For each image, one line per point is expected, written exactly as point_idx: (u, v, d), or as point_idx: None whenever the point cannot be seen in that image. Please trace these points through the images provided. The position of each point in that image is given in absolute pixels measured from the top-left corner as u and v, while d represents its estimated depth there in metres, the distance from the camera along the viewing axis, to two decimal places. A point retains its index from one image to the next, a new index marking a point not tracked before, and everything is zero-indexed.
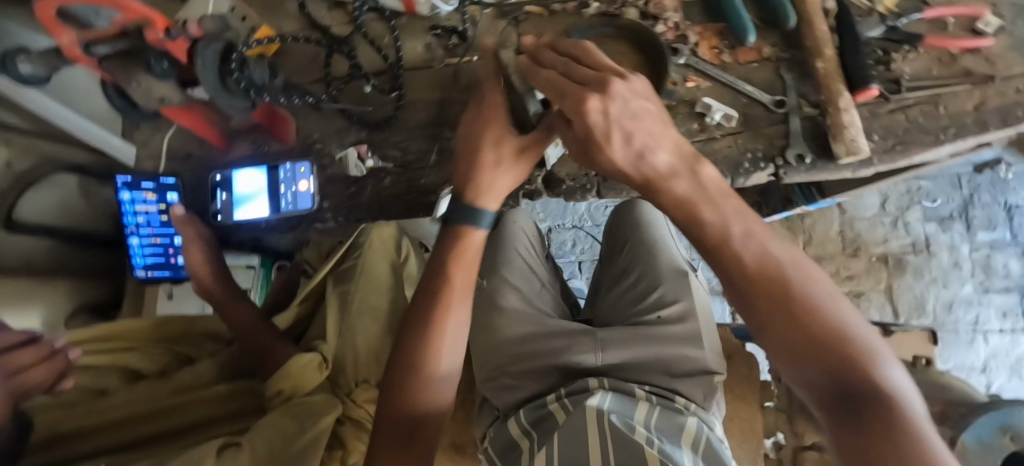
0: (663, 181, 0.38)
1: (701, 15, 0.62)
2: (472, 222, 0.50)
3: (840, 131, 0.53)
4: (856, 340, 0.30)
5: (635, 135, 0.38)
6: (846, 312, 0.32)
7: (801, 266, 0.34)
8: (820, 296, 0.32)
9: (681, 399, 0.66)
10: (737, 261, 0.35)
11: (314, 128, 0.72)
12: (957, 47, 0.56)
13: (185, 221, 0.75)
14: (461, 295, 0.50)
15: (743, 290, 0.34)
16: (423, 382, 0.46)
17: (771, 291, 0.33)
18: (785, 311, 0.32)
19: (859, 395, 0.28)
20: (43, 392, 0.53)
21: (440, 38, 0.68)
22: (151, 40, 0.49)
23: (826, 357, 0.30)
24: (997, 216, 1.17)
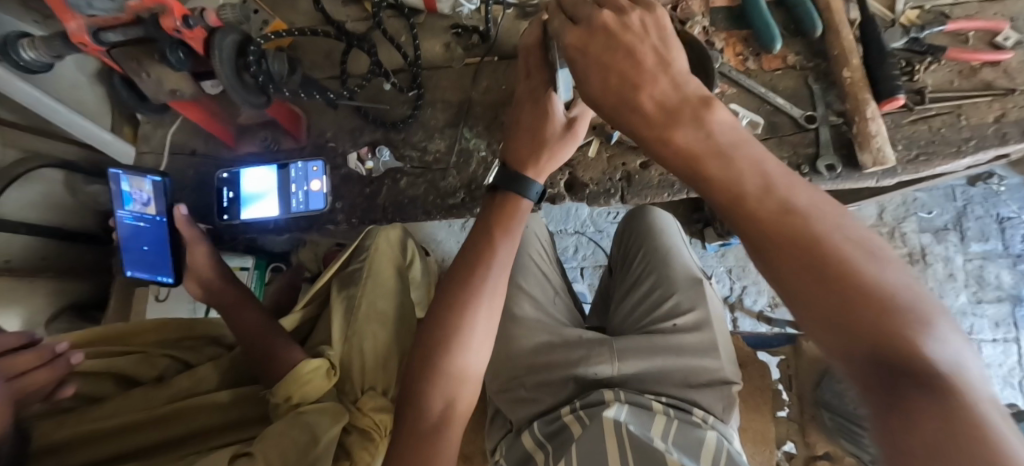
0: (664, 125, 0.29)
1: (725, 22, 0.62)
2: (519, 192, 0.52)
3: (867, 140, 0.53)
4: (896, 299, 0.23)
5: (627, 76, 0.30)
6: (883, 265, 0.24)
7: (826, 206, 0.26)
8: (843, 243, 0.24)
9: (699, 412, 0.65)
10: (748, 212, 0.26)
11: (328, 125, 0.69)
12: (978, 60, 0.56)
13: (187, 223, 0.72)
14: (492, 296, 0.51)
15: (764, 251, 0.25)
16: (451, 379, 0.48)
17: (791, 243, 0.25)
18: (809, 262, 0.24)
19: (904, 369, 0.21)
20: (42, 399, 0.52)
21: (460, 37, 0.67)
22: (168, 28, 0.46)
23: (862, 323, 0.22)
24: (990, 227, 1.21)
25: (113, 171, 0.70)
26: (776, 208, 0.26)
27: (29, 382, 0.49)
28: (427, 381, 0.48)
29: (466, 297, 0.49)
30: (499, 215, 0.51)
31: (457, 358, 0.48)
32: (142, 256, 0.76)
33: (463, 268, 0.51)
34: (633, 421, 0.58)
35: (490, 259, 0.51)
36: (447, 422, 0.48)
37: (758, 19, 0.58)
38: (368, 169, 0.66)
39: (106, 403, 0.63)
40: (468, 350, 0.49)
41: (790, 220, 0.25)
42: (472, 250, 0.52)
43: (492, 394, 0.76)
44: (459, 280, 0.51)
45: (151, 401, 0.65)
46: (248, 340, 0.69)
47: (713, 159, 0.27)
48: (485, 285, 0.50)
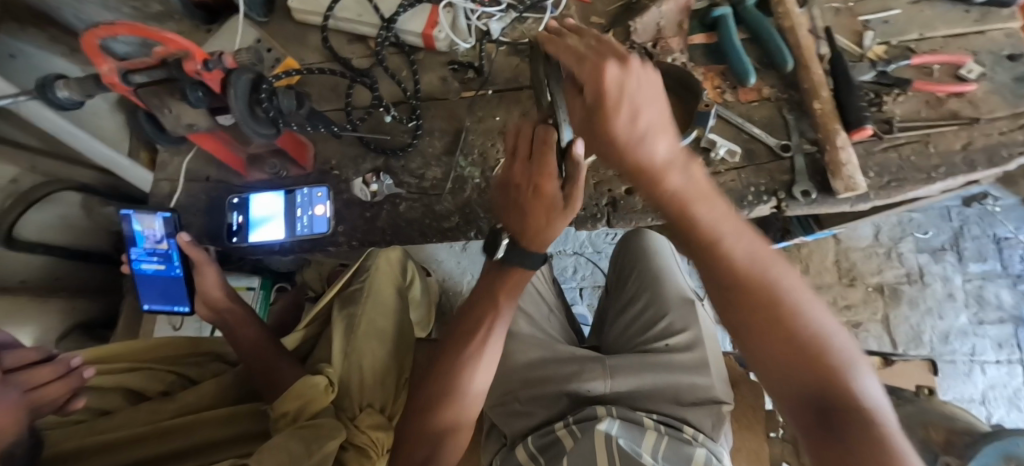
0: (662, 172, 0.33)
1: (703, 57, 0.66)
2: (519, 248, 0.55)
3: (838, 168, 0.56)
4: (833, 344, 0.32)
5: (642, 111, 0.32)
6: (824, 317, 0.33)
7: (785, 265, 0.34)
8: (800, 298, 0.33)
9: (688, 429, 0.67)
10: (727, 258, 0.34)
11: (332, 154, 0.74)
12: (944, 91, 0.59)
13: (192, 246, 0.73)
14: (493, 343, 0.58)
15: (741, 305, 0.34)
16: (449, 407, 0.55)
17: (745, 300, 0.33)
18: (758, 313, 0.33)
19: (840, 412, 0.30)
20: (56, 410, 0.57)
21: (456, 72, 0.72)
22: (189, 72, 0.51)
23: (808, 359, 0.31)
24: (987, 247, 1.22)
25: (123, 212, 0.72)
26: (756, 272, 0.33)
27: (43, 394, 0.54)
28: (429, 413, 0.55)
29: (472, 339, 0.57)
30: (502, 284, 0.58)
31: (456, 392, 0.55)
32: (159, 287, 0.78)
33: (472, 313, 0.59)
34: (624, 435, 0.60)
35: (496, 308, 0.58)
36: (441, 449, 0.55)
37: (733, 55, 0.62)
38: (373, 192, 0.69)
39: (115, 416, 0.67)
40: (468, 386, 0.56)
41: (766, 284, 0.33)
42: (480, 298, 0.59)
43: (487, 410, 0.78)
44: (470, 319, 0.59)
45: (155, 415, 0.68)
46: (255, 357, 0.74)
47: (702, 204, 0.34)
48: (489, 335, 0.57)
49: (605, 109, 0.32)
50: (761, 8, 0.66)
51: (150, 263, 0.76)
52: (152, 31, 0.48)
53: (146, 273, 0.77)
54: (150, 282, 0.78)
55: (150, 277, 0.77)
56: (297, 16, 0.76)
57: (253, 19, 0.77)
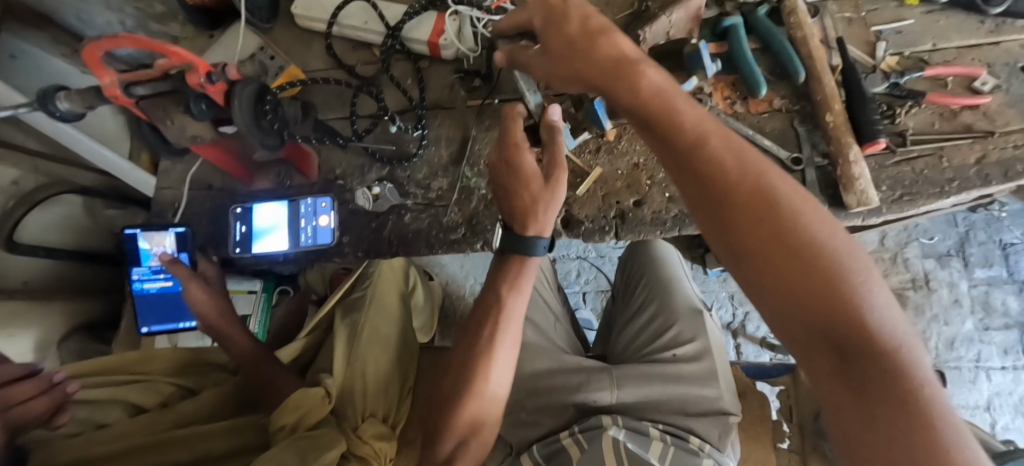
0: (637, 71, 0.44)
1: (714, 67, 0.65)
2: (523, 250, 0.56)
3: (850, 182, 0.55)
4: (861, 288, 0.31)
5: (596, 24, 0.46)
6: (854, 261, 0.32)
7: (804, 202, 0.35)
8: (820, 235, 0.33)
9: (695, 439, 0.67)
10: (728, 181, 0.36)
11: (337, 163, 0.73)
12: (957, 103, 0.59)
13: (173, 263, 0.70)
14: (504, 347, 0.59)
15: (746, 230, 0.35)
16: (465, 420, 0.57)
17: (759, 236, 0.34)
18: (782, 256, 0.33)
19: (854, 351, 0.29)
20: (40, 425, 0.57)
21: (463, 80, 0.71)
22: (192, 84, 0.50)
23: (827, 300, 0.30)
24: (993, 253, 1.22)
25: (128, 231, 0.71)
26: (761, 200, 0.35)
27: (25, 412, 0.54)
28: (445, 428, 0.57)
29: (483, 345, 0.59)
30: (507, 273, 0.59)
31: (471, 406, 0.57)
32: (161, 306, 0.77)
33: (478, 324, 0.60)
34: (631, 440, 0.62)
35: (506, 315, 0.59)
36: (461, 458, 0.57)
37: (744, 66, 0.61)
38: (375, 196, 0.69)
39: (112, 428, 0.66)
40: (479, 399, 0.58)
41: (788, 227, 0.33)
42: (487, 306, 0.60)
43: None
44: (480, 323, 0.60)
45: (152, 427, 0.67)
46: (251, 371, 0.73)
47: (684, 110, 0.41)
48: (498, 345, 0.59)
49: (570, 28, 0.47)
50: (772, 16, 0.65)
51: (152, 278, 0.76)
52: (156, 44, 0.47)
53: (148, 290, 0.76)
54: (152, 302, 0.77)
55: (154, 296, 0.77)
56: (301, 22, 0.75)
57: (255, 24, 0.75)
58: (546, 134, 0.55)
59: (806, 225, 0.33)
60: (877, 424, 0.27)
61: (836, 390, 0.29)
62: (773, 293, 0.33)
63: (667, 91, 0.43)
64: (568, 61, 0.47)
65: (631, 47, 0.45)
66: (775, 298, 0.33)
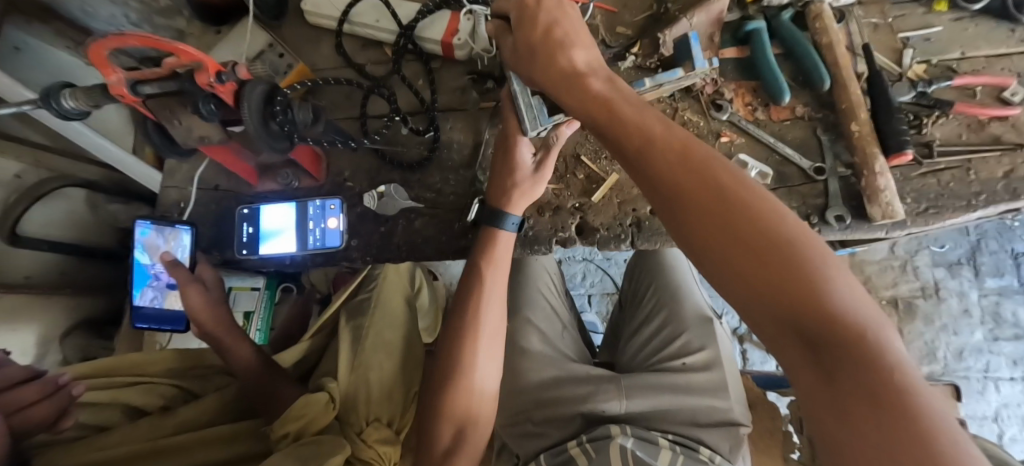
0: (584, 75, 0.43)
1: (735, 72, 0.63)
2: (498, 224, 0.59)
3: (875, 193, 0.54)
4: (823, 272, 0.29)
5: (557, 26, 0.44)
6: (813, 245, 0.30)
7: (753, 190, 0.33)
8: (774, 222, 0.31)
9: (706, 450, 0.66)
10: (672, 178, 0.35)
11: (346, 165, 0.71)
12: (986, 114, 0.57)
13: (174, 265, 0.69)
14: (488, 338, 0.59)
15: (700, 223, 0.33)
16: (459, 410, 0.57)
17: (713, 230, 0.32)
18: (742, 246, 0.31)
19: (827, 341, 0.27)
20: (45, 429, 0.55)
21: (475, 82, 0.69)
22: (201, 83, 0.48)
23: (788, 291, 0.29)
24: (1005, 263, 1.20)
25: (140, 223, 0.69)
26: (709, 191, 0.33)
27: (28, 417, 0.53)
28: (439, 418, 0.57)
29: (465, 337, 0.59)
30: (484, 247, 0.59)
31: (463, 402, 0.57)
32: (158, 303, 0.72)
33: (459, 309, 0.60)
34: (639, 448, 0.62)
35: (483, 293, 0.59)
36: (459, 451, 0.58)
37: (767, 72, 0.60)
38: (379, 194, 0.67)
39: (114, 433, 0.66)
40: (471, 389, 0.58)
41: (746, 216, 0.32)
42: (467, 289, 0.60)
43: (499, 428, 0.77)
44: (461, 315, 0.60)
45: (155, 431, 0.67)
46: (252, 381, 0.73)
47: (627, 109, 0.39)
48: (480, 324, 0.59)
49: (539, 33, 0.45)
50: (796, 21, 0.63)
51: (154, 276, 0.72)
52: (164, 42, 0.45)
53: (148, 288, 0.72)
54: (150, 298, 0.72)
55: (153, 291, 0.72)
56: (310, 19, 0.74)
57: (264, 21, 0.74)
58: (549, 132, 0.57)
59: (761, 214, 0.32)
60: (852, 415, 0.25)
61: (818, 390, 0.27)
62: (736, 289, 0.31)
63: (616, 93, 0.41)
64: (527, 63, 0.46)
65: (581, 51, 0.44)
66: (739, 289, 0.31)
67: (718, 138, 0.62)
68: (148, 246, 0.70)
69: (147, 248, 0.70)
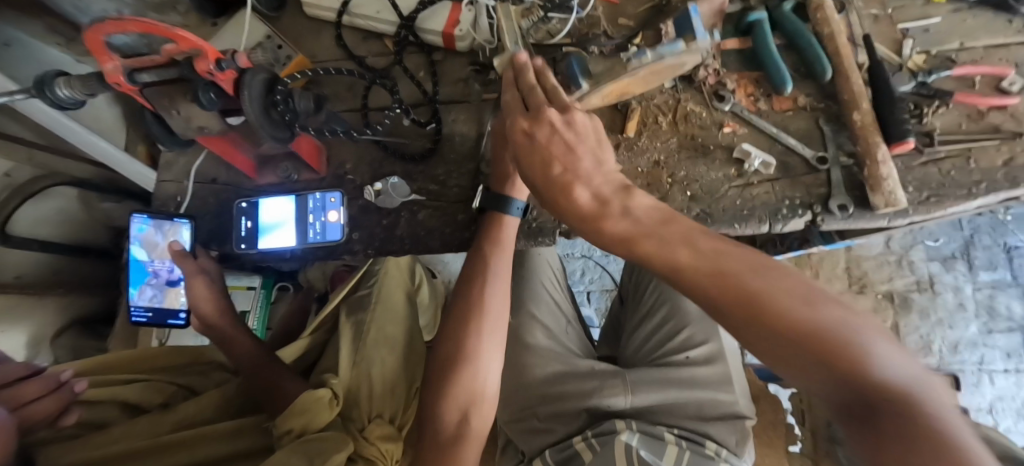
0: (597, 213, 0.40)
1: (737, 63, 0.64)
2: (504, 208, 0.58)
3: (878, 182, 0.54)
4: (852, 342, 0.29)
5: (575, 149, 0.42)
6: (846, 321, 0.30)
7: (781, 277, 0.33)
8: (805, 311, 0.31)
9: (711, 444, 0.66)
10: (701, 286, 0.35)
11: (347, 157, 0.70)
12: (985, 104, 0.58)
13: (182, 255, 0.68)
14: (491, 320, 0.58)
15: (730, 320, 0.33)
16: (463, 392, 0.55)
17: (745, 324, 0.32)
18: (769, 338, 0.31)
19: (868, 401, 0.26)
20: (48, 426, 0.54)
21: (478, 74, 0.68)
22: (201, 71, 0.47)
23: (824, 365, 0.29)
24: (998, 257, 1.22)
25: (137, 215, 0.67)
26: (735, 292, 0.33)
27: (37, 410, 0.51)
28: (443, 397, 0.55)
29: (470, 320, 0.58)
30: (489, 229, 0.59)
31: (466, 386, 0.55)
32: (156, 298, 0.71)
33: (465, 290, 0.59)
34: (644, 447, 0.62)
35: (487, 275, 0.58)
36: (465, 435, 0.54)
37: (769, 63, 0.60)
38: (377, 191, 0.67)
39: (111, 429, 0.65)
40: (476, 375, 0.56)
41: (758, 313, 0.32)
42: (473, 269, 0.59)
43: (503, 424, 0.76)
44: (466, 299, 0.59)
45: (154, 429, 0.66)
46: (252, 377, 0.72)
47: (649, 237, 0.38)
48: (486, 301, 0.58)
49: (546, 162, 0.42)
50: (797, 12, 0.64)
51: (151, 272, 0.71)
52: (163, 27, 0.44)
53: (145, 284, 0.71)
54: (148, 293, 0.71)
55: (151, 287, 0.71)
56: (309, 11, 0.73)
57: (263, 13, 0.74)
58: None
59: (787, 304, 0.32)
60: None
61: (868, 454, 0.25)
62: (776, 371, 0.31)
63: (638, 225, 0.38)
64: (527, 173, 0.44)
65: (585, 188, 0.41)
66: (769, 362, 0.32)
67: (721, 129, 0.62)
68: (145, 239, 0.69)
69: (145, 242, 0.69)
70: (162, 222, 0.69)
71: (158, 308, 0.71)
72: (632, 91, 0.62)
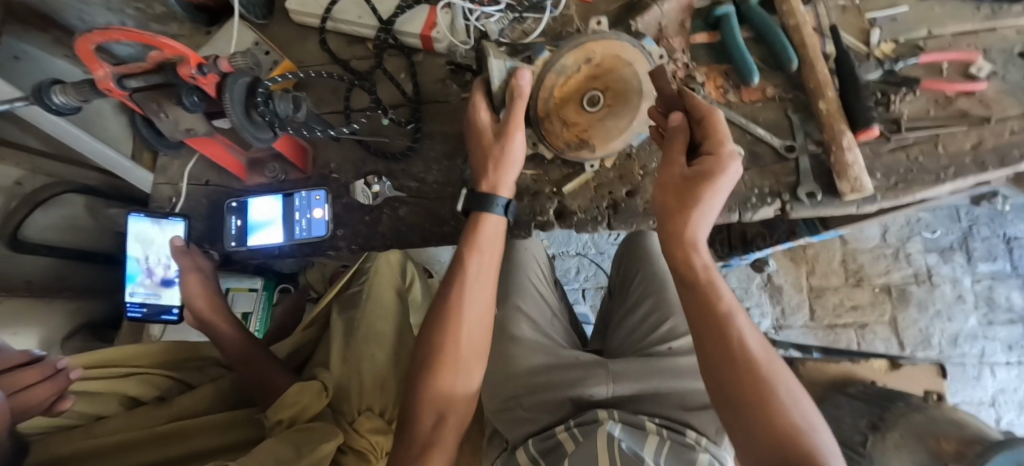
0: (688, 247, 0.49)
1: (707, 57, 0.65)
2: (484, 209, 0.58)
3: (844, 169, 0.55)
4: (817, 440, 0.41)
5: (708, 207, 0.48)
6: (814, 422, 0.43)
7: (783, 370, 0.45)
8: (789, 398, 0.43)
9: (692, 433, 0.63)
10: (738, 342, 0.46)
11: (331, 157, 0.73)
12: (953, 89, 0.58)
13: (183, 252, 0.71)
14: (468, 324, 0.56)
15: (739, 382, 0.44)
16: (439, 396, 0.54)
17: (754, 390, 0.43)
18: (760, 407, 0.43)
19: None
20: (43, 411, 0.56)
21: (455, 74, 0.71)
22: (184, 75, 0.50)
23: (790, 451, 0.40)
24: (997, 247, 1.20)
25: (133, 213, 0.70)
26: (755, 360, 0.45)
27: (29, 397, 0.54)
28: (422, 399, 0.54)
29: (445, 323, 0.56)
30: (468, 233, 0.58)
31: (440, 387, 0.54)
32: (152, 293, 0.74)
33: (444, 293, 0.58)
34: (627, 437, 0.58)
35: (467, 276, 0.57)
36: (438, 437, 0.54)
37: (737, 55, 0.61)
38: (375, 193, 0.68)
39: (110, 421, 0.68)
40: (452, 377, 0.55)
41: (768, 389, 0.43)
42: (452, 274, 0.58)
43: (489, 415, 0.77)
44: (441, 302, 0.57)
45: (150, 420, 0.69)
46: (246, 369, 0.75)
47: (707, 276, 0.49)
48: (463, 306, 0.56)
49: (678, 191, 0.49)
50: (765, 6, 0.65)
51: (145, 270, 0.73)
52: (146, 35, 0.47)
53: (138, 282, 0.73)
54: (143, 288, 0.74)
55: (145, 282, 0.74)
56: (295, 18, 0.76)
57: (252, 21, 0.77)
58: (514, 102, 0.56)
59: (782, 391, 0.44)
60: None
61: None
62: (753, 434, 0.42)
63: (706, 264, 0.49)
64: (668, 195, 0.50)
65: (700, 231, 0.49)
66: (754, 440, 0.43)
67: None
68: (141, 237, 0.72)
69: (140, 239, 0.72)
70: (156, 219, 0.72)
71: (153, 304, 0.75)
72: (592, 143, 0.61)
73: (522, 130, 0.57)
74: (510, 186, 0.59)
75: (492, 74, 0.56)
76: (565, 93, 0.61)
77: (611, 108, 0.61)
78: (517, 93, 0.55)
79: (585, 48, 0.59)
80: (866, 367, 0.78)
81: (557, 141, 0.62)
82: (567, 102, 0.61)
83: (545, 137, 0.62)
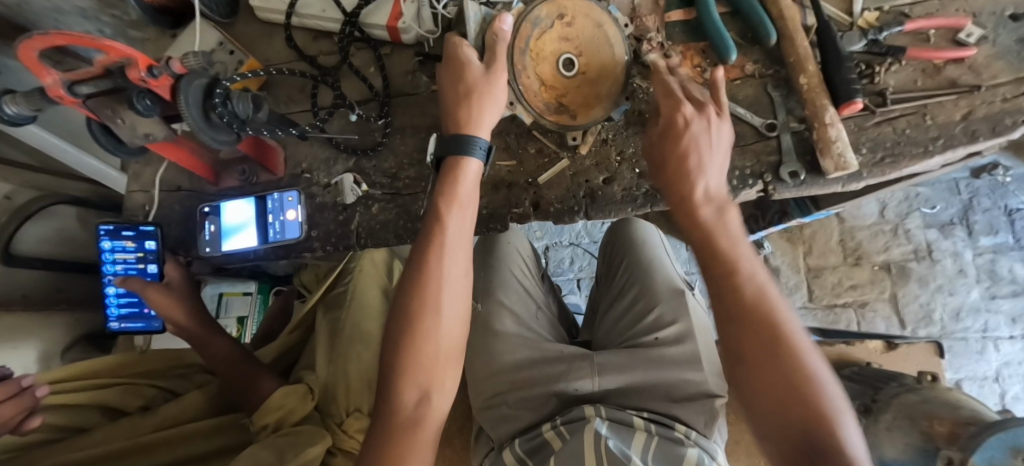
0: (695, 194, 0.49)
1: (683, 35, 0.62)
2: (464, 155, 0.53)
3: (827, 146, 0.52)
4: (825, 394, 0.39)
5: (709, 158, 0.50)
6: (825, 375, 0.40)
7: (790, 320, 0.42)
8: (801, 350, 0.41)
9: (681, 427, 0.61)
10: (736, 292, 0.44)
11: (303, 156, 0.72)
12: (941, 57, 0.55)
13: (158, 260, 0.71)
14: (448, 291, 0.49)
15: (736, 334, 0.43)
16: (421, 366, 0.48)
17: (753, 340, 0.42)
18: (759, 358, 0.41)
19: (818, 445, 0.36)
20: (10, 431, 0.56)
21: (423, 65, 0.68)
22: (134, 79, 0.48)
23: (791, 402, 0.38)
24: (999, 220, 1.17)
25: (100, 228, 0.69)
26: (757, 309, 0.43)
27: None
28: (402, 370, 0.47)
29: (421, 290, 0.49)
30: (447, 181, 0.52)
31: (423, 363, 0.48)
32: (131, 303, 0.76)
33: (417, 254, 0.50)
34: (614, 436, 0.57)
35: (444, 238, 0.51)
36: (423, 416, 0.47)
37: (713, 32, 0.58)
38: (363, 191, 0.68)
39: (92, 432, 0.67)
40: (435, 348, 0.48)
41: (769, 340, 0.41)
42: (426, 233, 0.51)
43: (476, 413, 0.75)
44: (413, 268, 0.50)
45: (135, 430, 0.68)
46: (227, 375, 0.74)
47: (718, 232, 0.47)
48: (442, 272, 0.49)
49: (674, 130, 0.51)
50: None
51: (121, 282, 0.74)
52: (89, 39, 0.45)
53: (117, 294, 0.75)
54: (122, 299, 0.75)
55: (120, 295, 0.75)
56: (260, 14, 0.74)
57: (214, 20, 0.74)
58: (490, 40, 0.55)
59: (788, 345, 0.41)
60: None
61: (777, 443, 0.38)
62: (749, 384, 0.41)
63: (716, 215, 0.48)
64: (658, 144, 0.52)
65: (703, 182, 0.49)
66: (756, 399, 0.41)
67: None
68: (109, 249, 0.71)
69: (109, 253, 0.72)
70: (123, 232, 0.71)
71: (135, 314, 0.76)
72: (571, 109, 0.60)
73: (505, 74, 0.55)
74: (490, 129, 0.54)
75: (469, 16, 0.57)
76: (540, 49, 0.59)
77: (587, 76, 0.59)
78: (499, 34, 0.55)
79: (557, 3, 0.58)
80: (861, 349, 0.76)
81: (534, 101, 0.59)
82: (542, 61, 0.59)
83: (523, 94, 0.58)
